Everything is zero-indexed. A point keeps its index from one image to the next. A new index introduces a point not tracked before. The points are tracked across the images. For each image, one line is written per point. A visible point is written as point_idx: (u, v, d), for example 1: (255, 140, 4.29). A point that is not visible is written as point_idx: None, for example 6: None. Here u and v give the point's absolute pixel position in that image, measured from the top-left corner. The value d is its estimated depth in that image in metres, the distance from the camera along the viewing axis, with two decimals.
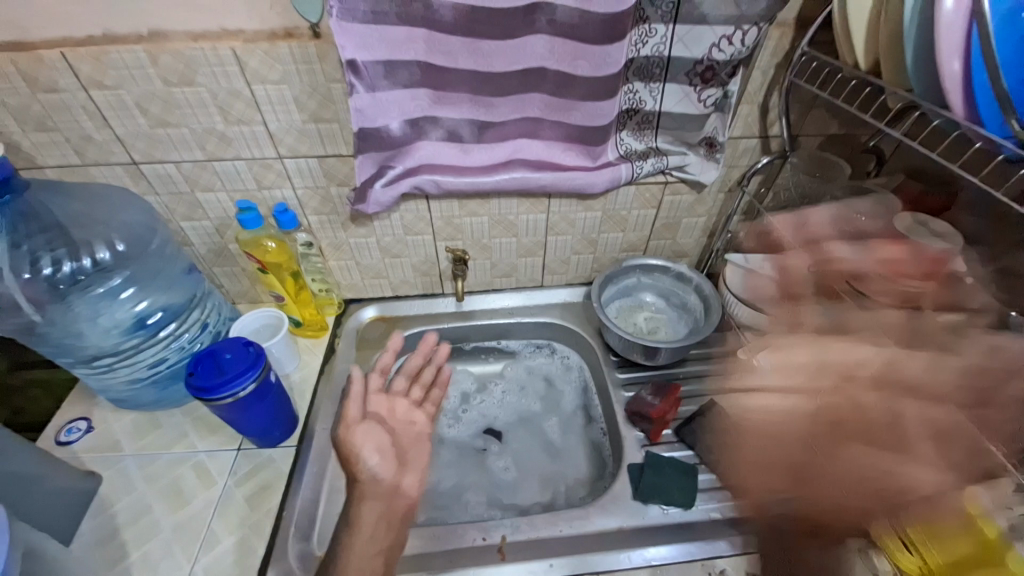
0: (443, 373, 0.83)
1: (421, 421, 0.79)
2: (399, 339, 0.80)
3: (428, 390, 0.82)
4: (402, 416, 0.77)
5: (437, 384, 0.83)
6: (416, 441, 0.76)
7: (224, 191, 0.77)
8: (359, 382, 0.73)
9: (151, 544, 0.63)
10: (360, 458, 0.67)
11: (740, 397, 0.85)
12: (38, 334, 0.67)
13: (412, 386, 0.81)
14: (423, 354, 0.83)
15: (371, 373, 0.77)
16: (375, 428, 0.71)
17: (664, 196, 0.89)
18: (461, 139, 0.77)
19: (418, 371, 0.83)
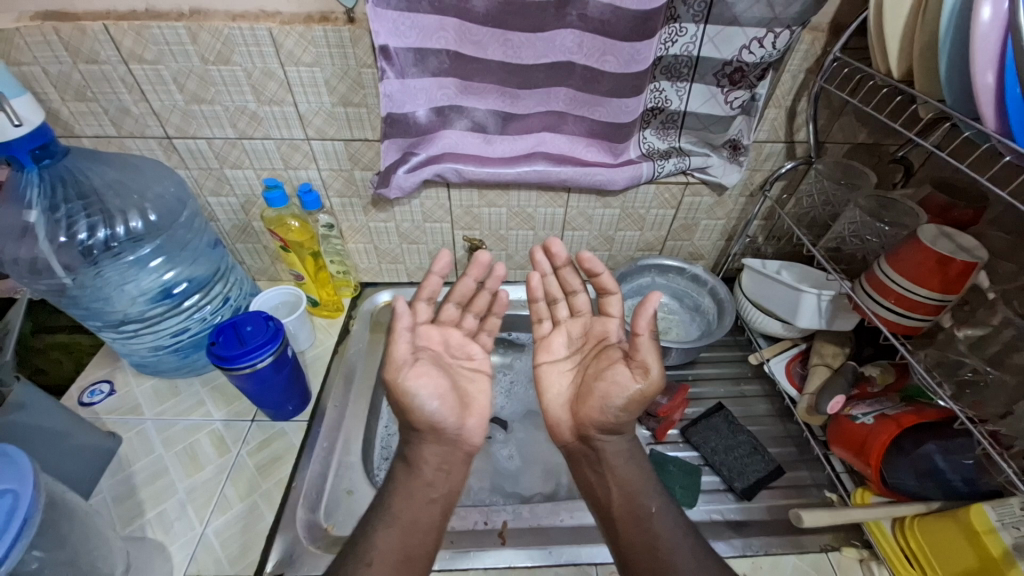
0: (499, 300, 0.74)
1: (479, 356, 0.72)
2: (449, 261, 0.65)
3: (485, 316, 0.75)
4: (456, 348, 0.70)
5: (493, 312, 0.75)
6: (473, 379, 0.69)
7: (252, 169, 0.79)
8: (405, 314, 0.60)
9: (168, 504, 0.66)
10: (417, 404, 0.59)
11: (749, 402, 0.85)
12: (68, 296, 0.69)
13: (465, 315, 0.73)
14: (475, 277, 0.71)
15: (419, 302, 0.67)
16: (428, 368, 0.62)
17: (684, 197, 0.89)
18: (485, 130, 0.77)
19: (470, 297, 0.74)
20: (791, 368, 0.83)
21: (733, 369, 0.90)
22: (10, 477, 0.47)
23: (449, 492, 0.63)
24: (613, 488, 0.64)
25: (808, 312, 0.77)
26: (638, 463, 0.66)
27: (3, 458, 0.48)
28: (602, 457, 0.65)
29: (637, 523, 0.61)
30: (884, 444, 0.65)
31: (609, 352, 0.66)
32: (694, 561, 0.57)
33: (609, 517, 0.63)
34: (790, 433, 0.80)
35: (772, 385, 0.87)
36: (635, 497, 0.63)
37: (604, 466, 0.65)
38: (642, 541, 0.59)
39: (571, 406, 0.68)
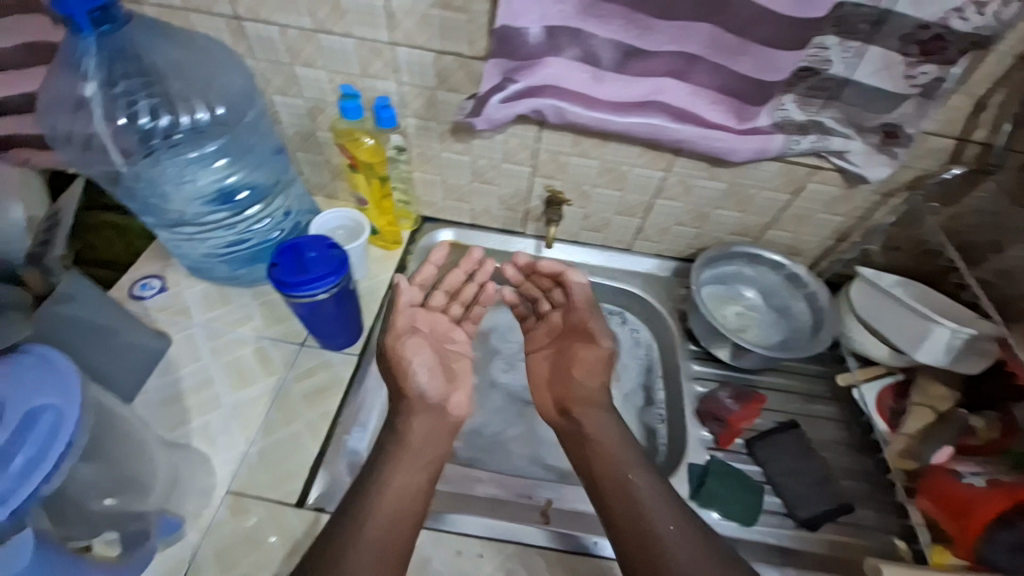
0: (487, 291, 0.75)
1: (461, 339, 0.72)
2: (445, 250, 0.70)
3: (470, 308, 0.75)
4: (441, 333, 0.71)
5: (479, 303, 0.75)
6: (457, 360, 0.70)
7: (325, 71, 0.69)
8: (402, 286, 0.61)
9: (212, 416, 0.64)
10: None
11: (822, 425, 0.77)
12: (125, 187, 0.65)
13: (451, 303, 0.74)
14: (465, 270, 0.74)
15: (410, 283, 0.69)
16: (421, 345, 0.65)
17: (808, 182, 0.76)
18: (597, 63, 0.65)
19: (458, 287, 0.75)
20: (882, 401, 0.76)
21: (811, 385, 0.81)
22: (51, 386, 0.42)
23: (433, 453, 0.61)
24: (597, 457, 0.62)
25: (933, 345, 0.69)
26: (619, 430, 0.64)
27: (43, 363, 0.44)
28: (584, 423, 0.66)
29: (620, 490, 0.59)
30: (995, 513, 0.60)
31: (584, 328, 0.72)
32: (683, 521, 0.55)
33: (594, 487, 0.61)
34: (863, 467, 0.74)
35: (851, 412, 0.79)
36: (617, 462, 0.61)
37: (589, 437, 0.65)
38: (625, 509, 0.57)
39: (554, 387, 0.71)
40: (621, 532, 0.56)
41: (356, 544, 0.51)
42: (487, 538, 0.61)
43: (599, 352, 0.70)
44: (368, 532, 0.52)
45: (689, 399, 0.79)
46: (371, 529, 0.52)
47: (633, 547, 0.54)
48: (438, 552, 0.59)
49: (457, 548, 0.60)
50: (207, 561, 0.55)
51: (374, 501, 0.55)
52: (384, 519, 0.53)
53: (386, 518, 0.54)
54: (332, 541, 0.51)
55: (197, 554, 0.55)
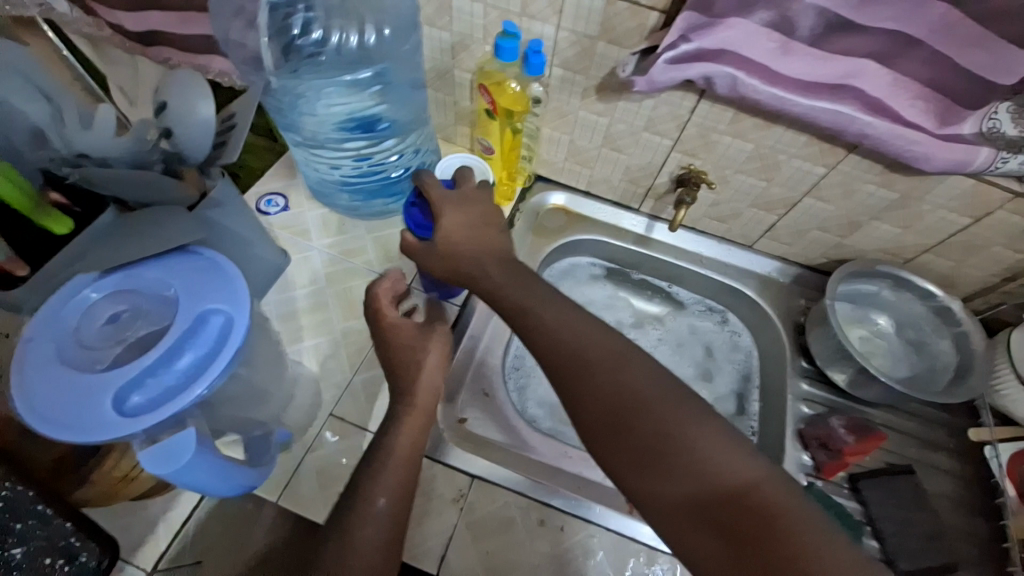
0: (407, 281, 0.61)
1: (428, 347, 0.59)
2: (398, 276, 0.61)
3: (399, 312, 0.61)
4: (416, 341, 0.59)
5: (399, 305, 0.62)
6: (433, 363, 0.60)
7: (482, 3, 0.64)
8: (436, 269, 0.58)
9: (323, 339, 0.67)
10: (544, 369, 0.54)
11: (936, 476, 0.71)
12: (276, 94, 0.64)
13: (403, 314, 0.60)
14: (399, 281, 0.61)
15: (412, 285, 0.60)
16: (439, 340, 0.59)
17: (999, 208, 0.65)
18: (793, 32, 0.56)
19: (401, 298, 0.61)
20: (1016, 464, 0.68)
21: (932, 432, 0.74)
22: (223, 294, 0.43)
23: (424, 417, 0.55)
24: (556, 346, 0.46)
25: None
26: (654, 374, 0.44)
27: (216, 269, 0.45)
28: (587, 369, 0.44)
29: (594, 378, 0.44)
30: None
31: (457, 262, 0.54)
32: (798, 498, 0.39)
33: (642, 460, 0.41)
34: (976, 531, 0.67)
35: (974, 471, 0.71)
36: (581, 352, 0.45)
37: (552, 348, 0.46)
38: (610, 404, 0.43)
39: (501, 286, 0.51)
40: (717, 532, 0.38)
41: (365, 519, 0.45)
42: (569, 514, 0.60)
43: (470, 210, 0.56)
44: (374, 508, 0.46)
45: (792, 418, 0.73)
46: (381, 497, 0.47)
47: (754, 551, 0.37)
48: (522, 517, 0.59)
49: (541, 518, 0.60)
50: (310, 475, 0.58)
51: (383, 464, 0.49)
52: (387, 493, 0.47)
53: (394, 487, 0.48)
54: (350, 508, 0.46)
55: (301, 466, 0.58)
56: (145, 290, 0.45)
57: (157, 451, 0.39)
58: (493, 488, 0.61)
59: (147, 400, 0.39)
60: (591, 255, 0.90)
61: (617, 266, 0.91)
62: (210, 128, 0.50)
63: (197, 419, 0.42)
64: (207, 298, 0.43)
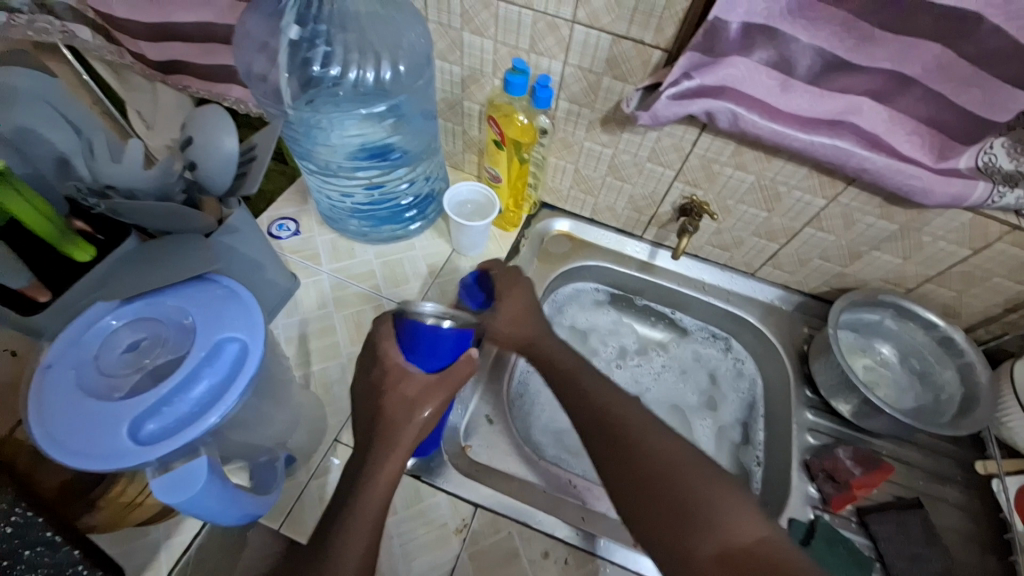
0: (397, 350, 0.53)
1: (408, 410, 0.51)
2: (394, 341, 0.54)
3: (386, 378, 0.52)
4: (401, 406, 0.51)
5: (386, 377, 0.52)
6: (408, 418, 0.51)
7: (493, 40, 0.67)
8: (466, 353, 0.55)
9: (329, 364, 0.67)
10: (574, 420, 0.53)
11: (947, 510, 0.70)
12: (295, 128, 0.67)
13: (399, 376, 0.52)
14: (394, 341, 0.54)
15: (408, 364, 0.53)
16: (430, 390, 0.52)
17: (998, 241, 0.66)
18: (791, 71, 0.58)
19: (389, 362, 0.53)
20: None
21: (939, 463, 0.73)
22: (242, 323, 0.44)
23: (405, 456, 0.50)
24: (589, 406, 0.53)
25: None
26: (680, 442, 0.49)
27: (235, 298, 0.46)
28: (617, 426, 0.51)
29: (620, 438, 0.50)
30: None
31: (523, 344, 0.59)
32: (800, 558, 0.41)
33: (661, 515, 0.45)
34: (990, 567, 0.66)
35: (983, 504, 0.70)
36: (613, 408, 0.52)
37: (587, 405, 0.53)
38: (638, 461, 0.48)
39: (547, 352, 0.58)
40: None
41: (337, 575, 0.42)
42: (576, 547, 0.59)
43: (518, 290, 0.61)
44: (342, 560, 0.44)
45: (798, 448, 0.72)
46: (360, 541, 0.45)
47: None
48: (528, 549, 0.58)
49: (545, 549, 0.59)
50: (313, 503, 0.58)
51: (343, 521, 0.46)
52: (362, 538, 0.45)
53: (372, 519, 0.46)
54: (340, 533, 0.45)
55: (303, 494, 0.58)
56: (166, 317, 0.45)
57: (170, 480, 0.38)
58: (498, 519, 0.60)
59: (162, 427, 0.39)
60: (594, 281, 0.91)
61: (620, 292, 0.91)
62: (231, 160, 0.52)
63: (210, 448, 0.42)
64: (227, 325, 0.44)
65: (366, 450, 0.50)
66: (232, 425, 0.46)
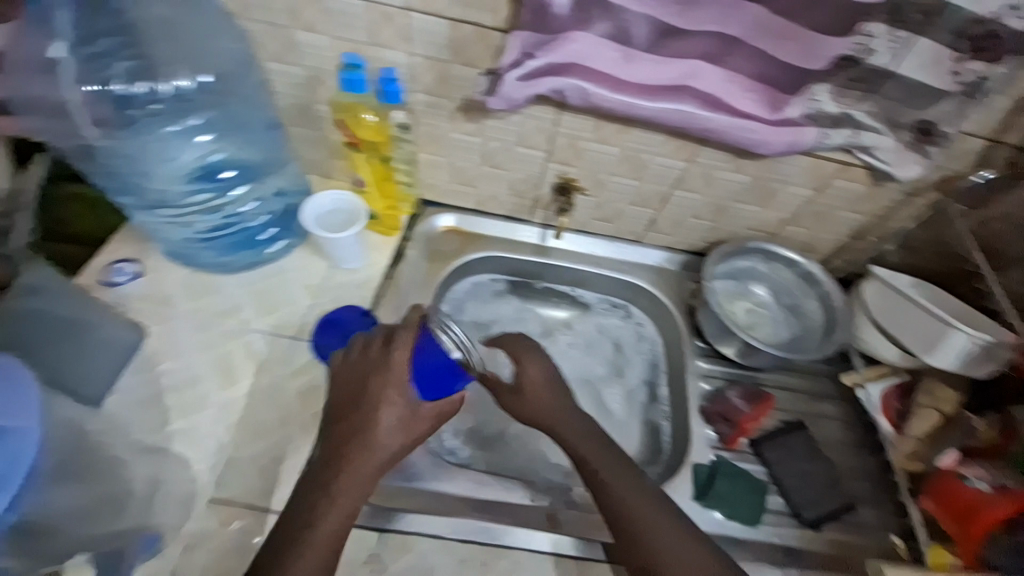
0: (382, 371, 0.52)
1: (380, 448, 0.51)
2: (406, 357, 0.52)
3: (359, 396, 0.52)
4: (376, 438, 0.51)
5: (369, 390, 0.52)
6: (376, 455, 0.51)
7: (327, 36, 0.61)
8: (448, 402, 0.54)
9: (198, 416, 0.62)
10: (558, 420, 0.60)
11: (825, 424, 0.78)
12: (99, 162, 0.59)
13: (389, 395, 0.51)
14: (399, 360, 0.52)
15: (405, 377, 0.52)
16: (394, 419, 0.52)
17: (834, 179, 0.73)
18: (629, 42, 0.59)
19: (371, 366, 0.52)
20: (886, 400, 0.75)
21: (816, 385, 0.81)
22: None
23: (364, 488, 0.51)
24: (541, 403, 0.61)
25: (946, 350, 0.67)
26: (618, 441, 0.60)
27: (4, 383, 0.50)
28: (564, 421, 0.60)
29: (585, 428, 0.60)
30: (997, 518, 0.59)
31: (539, 396, 0.62)
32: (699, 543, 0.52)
33: (602, 489, 0.56)
34: (864, 467, 0.74)
35: (855, 412, 0.79)
36: (567, 411, 0.61)
37: (544, 403, 0.61)
38: (605, 453, 0.58)
39: (536, 394, 0.62)
40: (645, 514, 0.53)
41: None
42: (489, 545, 0.60)
43: (546, 365, 0.63)
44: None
45: (695, 397, 0.77)
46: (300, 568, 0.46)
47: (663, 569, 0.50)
48: (442, 560, 0.59)
49: (461, 556, 0.59)
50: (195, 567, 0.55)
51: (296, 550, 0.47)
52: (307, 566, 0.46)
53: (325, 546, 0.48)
54: None
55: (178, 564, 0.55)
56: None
57: None
58: (408, 539, 0.59)
59: None
60: (491, 272, 0.89)
61: (520, 278, 0.90)
62: None
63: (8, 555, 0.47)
64: (2, 416, 0.49)
65: (324, 486, 0.50)
66: (48, 528, 0.50)
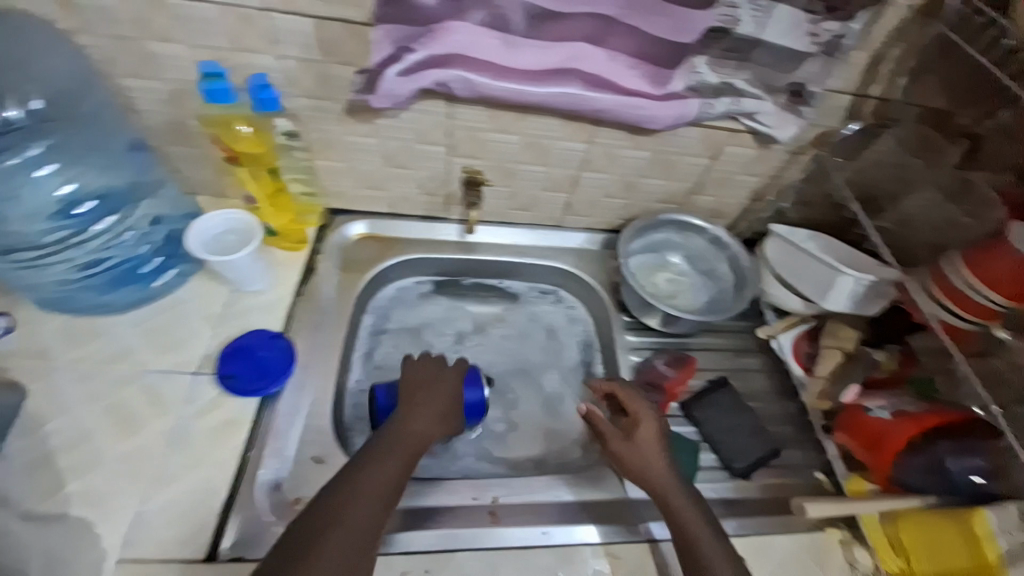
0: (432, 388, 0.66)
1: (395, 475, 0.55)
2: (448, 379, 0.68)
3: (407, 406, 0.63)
4: (397, 459, 0.56)
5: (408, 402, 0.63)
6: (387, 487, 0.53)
7: (185, 45, 0.57)
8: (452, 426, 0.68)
9: (95, 474, 0.56)
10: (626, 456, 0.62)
11: (749, 377, 0.82)
12: None
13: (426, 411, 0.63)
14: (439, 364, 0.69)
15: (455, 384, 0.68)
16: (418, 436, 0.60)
17: (726, 146, 0.76)
18: (508, 28, 0.58)
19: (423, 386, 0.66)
20: (795, 347, 0.80)
21: (737, 342, 0.85)
22: None
23: (393, 483, 0.54)
24: (642, 450, 0.62)
25: (839, 294, 0.72)
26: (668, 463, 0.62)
27: None
28: (652, 461, 0.61)
29: (636, 451, 0.62)
30: (900, 442, 0.64)
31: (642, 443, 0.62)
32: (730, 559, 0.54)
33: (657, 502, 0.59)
34: (787, 412, 0.79)
35: (775, 362, 0.84)
36: (669, 457, 0.62)
37: (654, 447, 0.62)
38: (648, 472, 0.60)
39: (639, 438, 0.63)
40: (689, 500, 0.58)
41: None
42: (432, 550, 0.59)
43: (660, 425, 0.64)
44: None
45: (626, 370, 0.79)
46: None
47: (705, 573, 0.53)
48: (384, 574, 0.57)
49: (403, 569, 0.57)
50: None
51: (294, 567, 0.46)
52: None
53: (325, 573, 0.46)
54: None
55: None
56: None
57: None
58: None
59: None
60: (415, 275, 0.87)
61: (445, 277, 0.88)
62: None
63: None
64: None
65: (322, 513, 0.50)
66: None
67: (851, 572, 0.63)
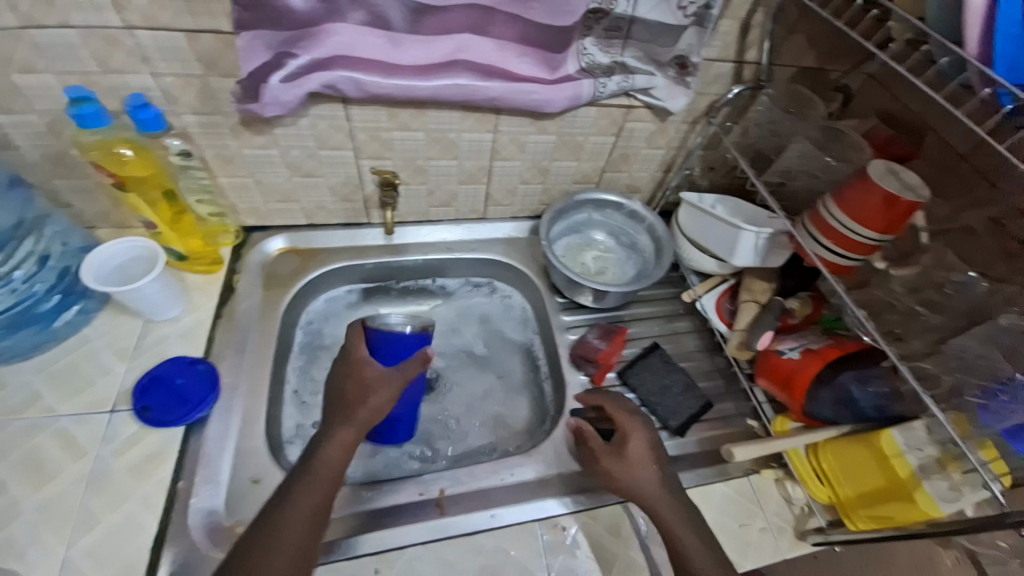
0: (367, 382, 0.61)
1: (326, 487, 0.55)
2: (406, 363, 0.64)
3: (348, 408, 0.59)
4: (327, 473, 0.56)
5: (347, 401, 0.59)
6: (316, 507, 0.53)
7: (49, 73, 0.56)
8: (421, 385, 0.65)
9: (9, 529, 0.53)
10: (609, 468, 0.62)
11: (681, 339, 0.86)
12: None
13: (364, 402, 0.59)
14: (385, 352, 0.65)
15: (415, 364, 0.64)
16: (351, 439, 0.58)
17: (626, 122, 0.79)
18: (389, 26, 0.59)
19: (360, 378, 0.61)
20: (718, 305, 0.84)
21: (667, 307, 0.89)
22: None
23: (321, 495, 0.54)
24: (630, 463, 0.61)
25: (744, 249, 0.76)
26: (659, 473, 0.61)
27: None
28: (637, 470, 0.60)
29: (621, 462, 0.61)
30: (809, 377, 0.68)
31: (630, 452, 0.62)
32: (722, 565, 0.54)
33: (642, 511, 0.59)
34: (717, 366, 0.83)
35: (702, 321, 0.88)
36: (655, 465, 0.61)
37: (642, 459, 0.61)
38: (633, 483, 0.60)
39: (629, 453, 0.62)
40: (679, 510, 0.58)
41: None
42: (382, 550, 0.59)
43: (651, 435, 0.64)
44: None
45: (562, 348, 0.81)
46: None
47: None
48: None
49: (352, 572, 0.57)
50: None
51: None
52: None
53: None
54: None
55: None
56: None
57: None
58: None
59: None
60: (343, 284, 0.86)
61: (376, 282, 0.88)
62: None
63: None
64: None
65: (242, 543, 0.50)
66: None
67: (787, 506, 0.68)
